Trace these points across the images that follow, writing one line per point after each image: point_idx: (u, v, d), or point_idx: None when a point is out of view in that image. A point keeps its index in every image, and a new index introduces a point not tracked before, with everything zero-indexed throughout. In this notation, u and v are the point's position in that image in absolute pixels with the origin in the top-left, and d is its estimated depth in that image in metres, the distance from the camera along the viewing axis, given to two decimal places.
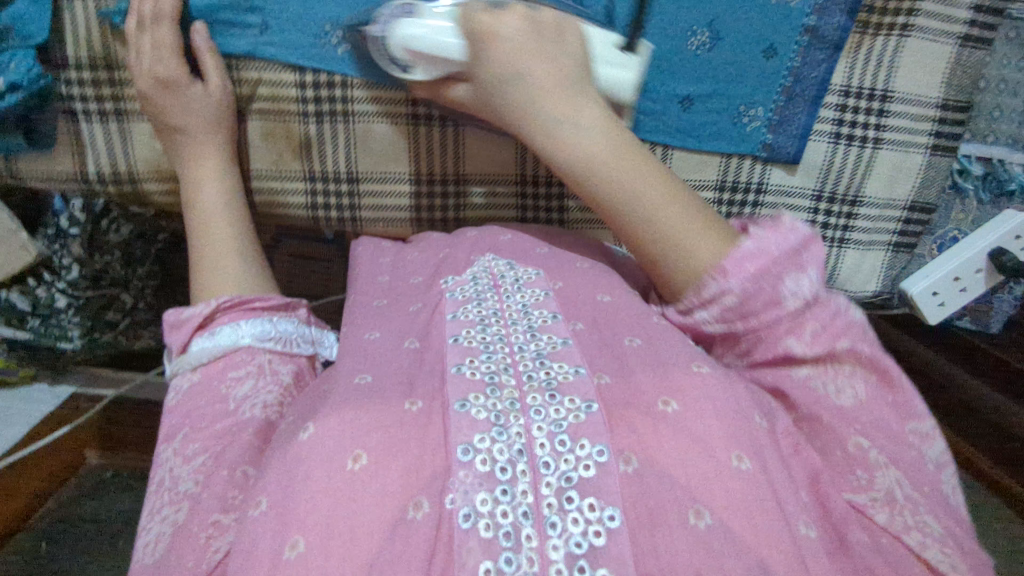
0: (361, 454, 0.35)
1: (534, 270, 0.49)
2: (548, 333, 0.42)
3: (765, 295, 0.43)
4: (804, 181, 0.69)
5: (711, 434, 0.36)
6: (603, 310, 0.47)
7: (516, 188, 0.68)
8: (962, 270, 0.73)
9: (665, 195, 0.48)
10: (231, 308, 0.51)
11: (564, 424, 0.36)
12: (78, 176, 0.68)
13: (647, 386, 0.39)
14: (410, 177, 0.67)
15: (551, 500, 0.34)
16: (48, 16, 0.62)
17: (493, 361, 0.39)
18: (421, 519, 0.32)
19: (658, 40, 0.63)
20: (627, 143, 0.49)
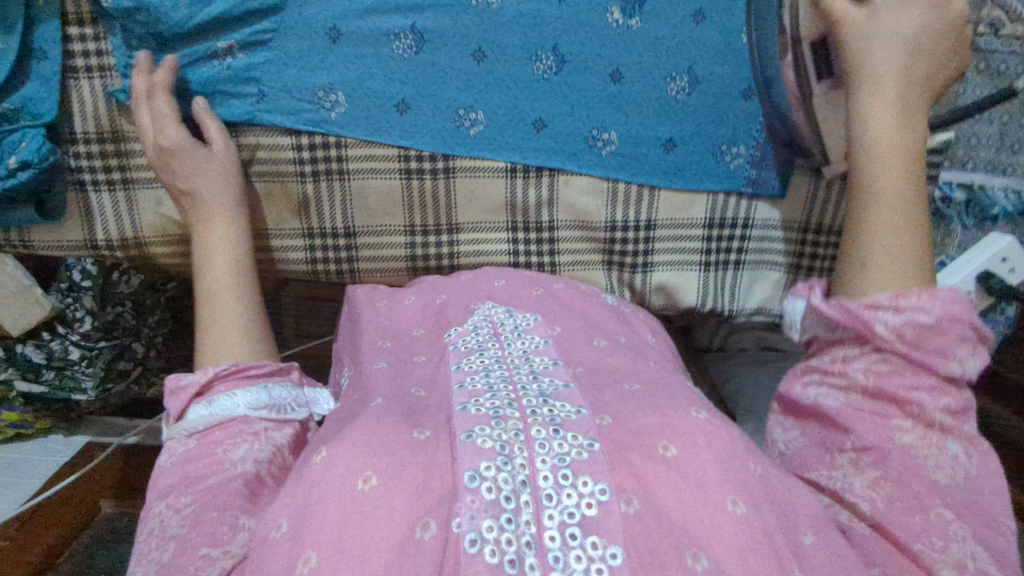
0: (371, 475, 0.36)
1: (533, 317, 0.51)
2: (549, 376, 0.43)
3: (951, 335, 0.43)
4: (790, 217, 0.71)
5: (710, 478, 0.36)
6: (598, 354, 0.49)
7: (509, 233, 0.71)
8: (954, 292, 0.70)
9: (900, 226, 0.48)
10: (227, 376, 0.53)
11: (566, 459, 0.37)
12: (88, 244, 0.71)
13: (647, 422, 0.40)
14: (406, 228, 0.70)
15: (554, 533, 0.34)
16: (57, 94, 0.66)
17: (497, 397, 0.40)
18: (428, 539, 0.34)
19: (639, 87, 0.66)
20: (903, 164, 0.49)
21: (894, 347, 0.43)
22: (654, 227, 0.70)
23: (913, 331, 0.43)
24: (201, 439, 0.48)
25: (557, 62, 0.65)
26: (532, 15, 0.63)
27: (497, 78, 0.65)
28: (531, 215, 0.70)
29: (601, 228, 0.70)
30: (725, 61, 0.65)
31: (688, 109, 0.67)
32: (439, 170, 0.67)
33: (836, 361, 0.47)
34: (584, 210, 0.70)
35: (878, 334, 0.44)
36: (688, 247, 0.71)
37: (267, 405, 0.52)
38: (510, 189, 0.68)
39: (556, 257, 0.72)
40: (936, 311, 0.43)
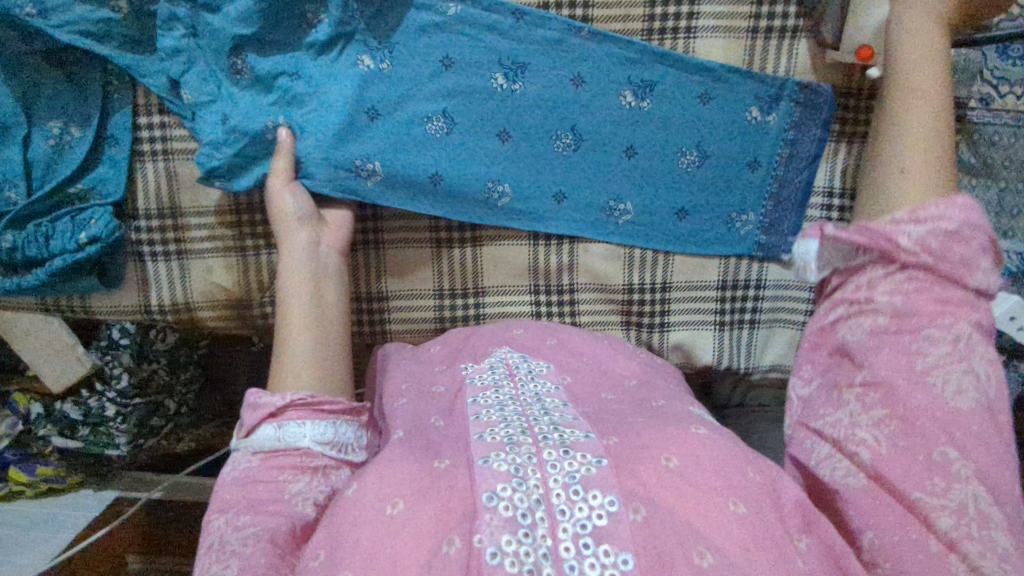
0: (399, 501, 0.39)
1: (545, 364, 0.55)
2: (560, 411, 0.47)
3: (971, 246, 0.48)
4: (801, 276, 0.74)
5: (711, 482, 0.40)
6: (607, 401, 0.52)
7: (531, 294, 0.75)
8: None
9: (926, 146, 0.54)
10: (303, 406, 0.51)
11: (576, 476, 0.39)
12: (143, 309, 0.77)
13: (652, 444, 0.43)
14: (434, 292, 0.75)
15: (568, 544, 0.37)
16: (124, 176, 0.72)
17: (511, 427, 0.44)
18: (452, 554, 0.36)
19: (653, 162, 0.71)
20: (937, 102, 0.55)
21: (919, 260, 0.49)
22: (670, 289, 0.74)
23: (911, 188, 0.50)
24: (263, 465, 0.49)
25: (576, 141, 0.70)
26: (552, 100, 0.69)
27: (521, 156, 0.70)
28: (552, 279, 0.75)
29: (618, 290, 0.74)
30: (729, 139, 0.70)
31: (697, 181, 0.72)
32: (467, 238, 0.73)
33: (863, 290, 0.51)
34: (602, 273, 0.74)
35: (905, 249, 0.49)
36: (701, 307, 0.75)
37: (329, 443, 0.51)
38: (533, 254, 0.74)
39: (576, 315, 0.76)
40: (955, 219, 0.48)
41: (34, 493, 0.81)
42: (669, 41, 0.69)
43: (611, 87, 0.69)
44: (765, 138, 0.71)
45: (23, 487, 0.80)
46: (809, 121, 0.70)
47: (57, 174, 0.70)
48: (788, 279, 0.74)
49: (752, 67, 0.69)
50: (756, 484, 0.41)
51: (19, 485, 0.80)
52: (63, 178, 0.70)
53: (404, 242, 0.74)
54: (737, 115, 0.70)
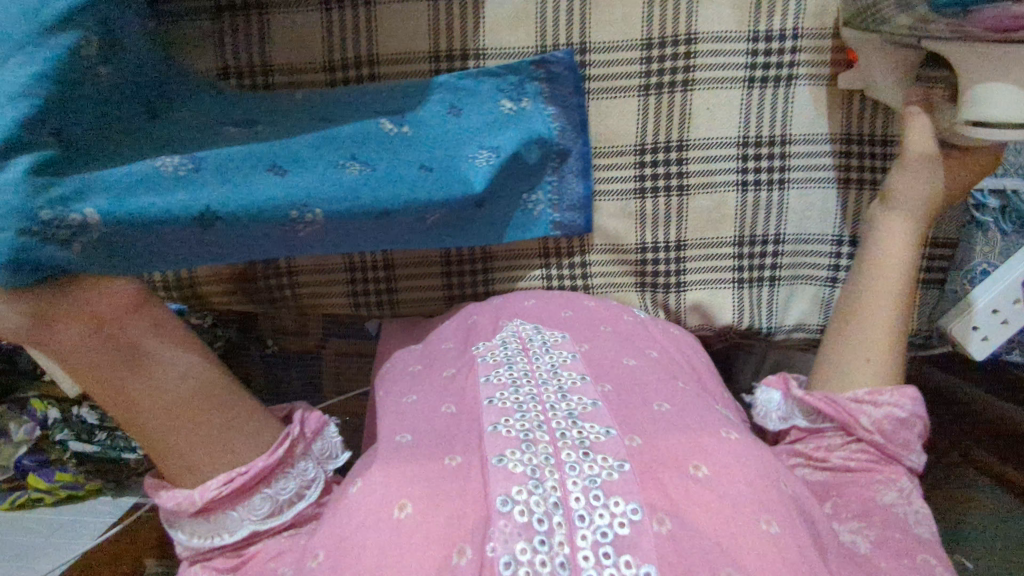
0: (407, 502, 0.38)
1: (561, 333, 0.53)
2: (578, 395, 0.45)
3: (914, 432, 0.55)
4: (821, 230, 0.70)
5: (742, 497, 0.39)
6: (627, 371, 0.50)
7: (541, 259, 0.71)
8: (999, 301, 0.66)
9: (877, 328, 0.58)
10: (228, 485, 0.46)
11: (598, 480, 0.38)
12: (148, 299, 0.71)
13: (677, 448, 0.42)
14: (441, 259, 0.72)
15: (587, 553, 0.36)
16: None
17: (527, 420, 0.42)
18: (464, 565, 0.35)
19: (446, 159, 0.59)
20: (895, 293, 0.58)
21: (874, 439, 0.54)
22: (685, 246, 0.70)
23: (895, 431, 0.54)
24: (218, 554, 0.48)
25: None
26: (325, 136, 0.55)
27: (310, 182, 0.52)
28: (562, 241, 0.71)
29: (631, 249, 0.70)
30: (735, 85, 0.65)
31: (708, 128, 0.67)
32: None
33: (819, 448, 0.57)
34: (613, 233, 0.70)
35: (865, 428, 0.54)
36: (719, 265, 0.71)
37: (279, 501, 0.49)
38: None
39: (589, 280, 0.72)
40: (906, 408, 0.54)
41: (54, 501, 0.76)
42: None
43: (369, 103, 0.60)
44: (773, 80, 0.65)
45: (43, 493, 0.76)
46: (558, 93, 0.64)
47: None
48: (808, 232, 0.70)
49: (760, 9, 0.63)
50: (788, 499, 0.41)
51: (38, 492, 0.76)
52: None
53: None
54: (746, 54, 0.64)
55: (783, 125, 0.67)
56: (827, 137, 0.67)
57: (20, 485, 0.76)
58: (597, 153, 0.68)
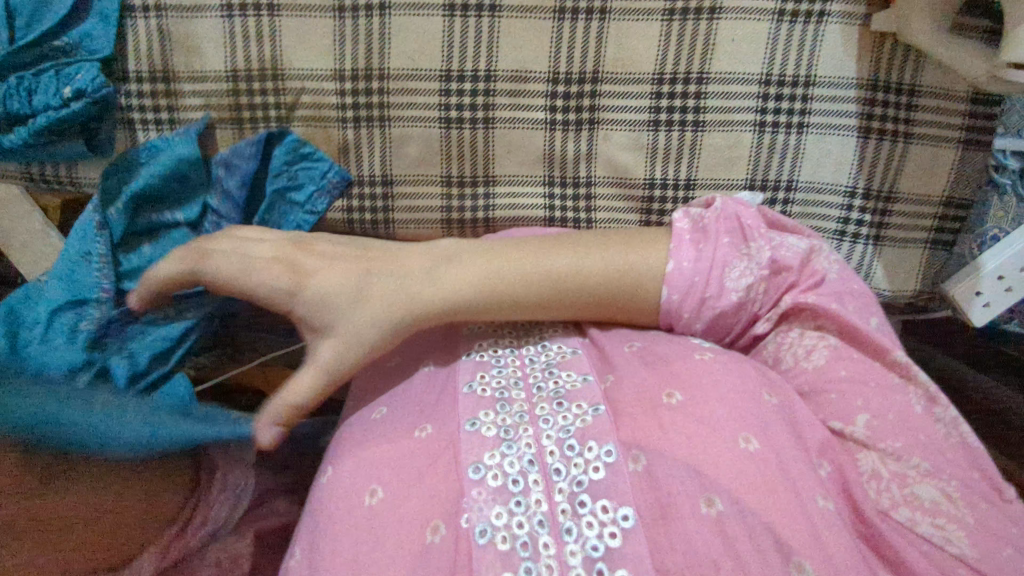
0: (377, 488, 0.39)
1: None
2: (558, 347, 0.47)
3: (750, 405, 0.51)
4: (836, 177, 0.66)
5: (718, 417, 0.39)
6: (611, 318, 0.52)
7: (546, 187, 0.67)
8: (1008, 267, 0.65)
9: (566, 256, 0.50)
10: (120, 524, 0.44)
11: (571, 430, 0.40)
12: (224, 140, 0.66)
13: (653, 381, 0.42)
14: (441, 178, 0.67)
15: (565, 506, 0.38)
16: (114, 29, 0.62)
17: (503, 377, 0.44)
18: (438, 542, 0.36)
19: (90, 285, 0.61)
20: (495, 254, 0.51)
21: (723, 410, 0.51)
22: (695, 185, 0.66)
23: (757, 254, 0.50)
24: None
25: (596, 7, 0.62)
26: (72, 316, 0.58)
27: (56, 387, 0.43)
28: (567, 169, 0.67)
29: (639, 185, 0.67)
30: (763, 18, 0.62)
31: (730, 61, 0.63)
32: (479, 119, 0.64)
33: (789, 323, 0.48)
34: (622, 165, 0.66)
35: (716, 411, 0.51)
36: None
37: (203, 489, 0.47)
38: (549, 141, 0.65)
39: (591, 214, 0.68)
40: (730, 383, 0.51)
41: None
42: None
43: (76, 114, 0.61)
44: (803, 16, 0.62)
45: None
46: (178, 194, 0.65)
47: (40, 26, 0.61)
48: (823, 180, 0.66)
49: None
50: (777, 423, 0.40)
51: None
52: (44, 33, 0.60)
53: (411, 119, 0.64)
54: None
55: (807, 65, 0.63)
56: (851, 80, 0.63)
57: None
58: (612, 77, 0.64)
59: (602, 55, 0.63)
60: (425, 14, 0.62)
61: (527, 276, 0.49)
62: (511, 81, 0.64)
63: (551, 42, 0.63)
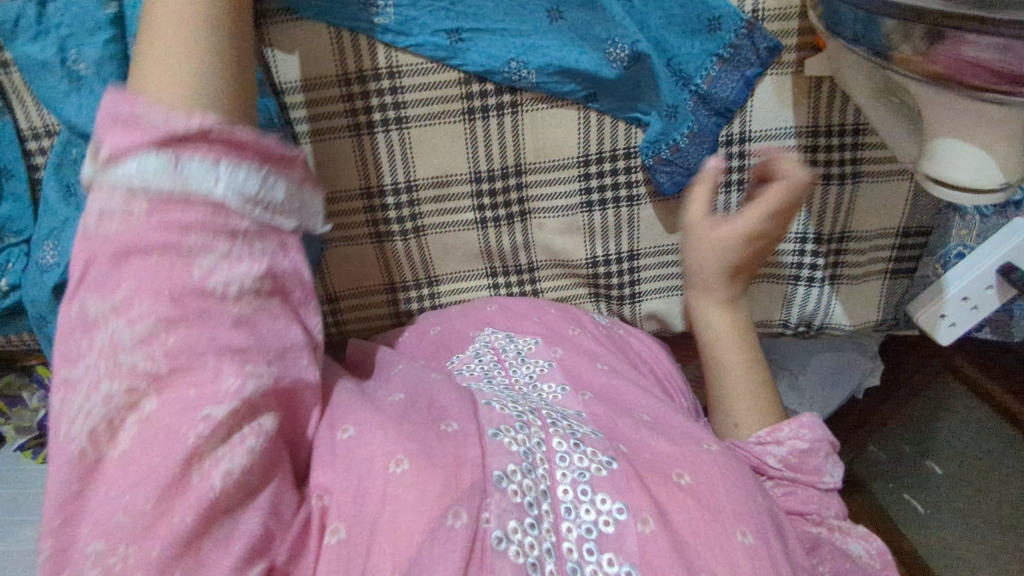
0: (403, 458, 0.35)
1: (535, 338, 0.51)
2: (547, 382, 0.47)
3: (791, 469, 0.52)
4: None
5: (721, 504, 0.38)
6: (612, 383, 0.48)
7: (488, 277, 0.69)
8: (970, 289, 0.68)
9: (740, 372, 0.61)
10: (157, 145, 0.32)
11: (586, 474, 0.38)
12: (366, 192, 0.63)
13: (663, 453, 0.41)
14: (385, 286, 0.68)
15: (572, 546, 0.36)
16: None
17: (519, 404, 0.42)
18: (459, 528, 0.33)
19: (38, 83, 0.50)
20: (749, 350, 0.62)
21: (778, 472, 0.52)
22: (638, 255, 0.67)
23: (798, 462, 0.53)
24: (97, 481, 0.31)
25: (505, 102, 0.59)
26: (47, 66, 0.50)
27: (481, 23, 0.56)
28: (508, 259, 0.68)
29: (582, 265, 0.68)
30: None
31: None
32: (409, 231, 0.65)
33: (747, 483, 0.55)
34: (562, 249, 0.67)
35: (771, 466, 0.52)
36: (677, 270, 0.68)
37: (211, 183, 0.33)
38: (483, 238, 0.66)
39: (537, 284, 0.69)
40: (805, 439, 0.53)
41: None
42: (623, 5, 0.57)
43: (75, 7, 0.49)
44: None
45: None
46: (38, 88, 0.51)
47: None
48: None
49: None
50: (762, 512, 0.39)
51: None
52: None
53: (349, 240, 0.65)
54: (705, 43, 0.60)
55: (744, 116, 0.63)
56: (790, 129, 0.64)
57: None
58: (535, 168, 0.63)
59: (522, 147, 0.62)
60: (334, 137, 0.60)
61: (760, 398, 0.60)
62: (433, 186, 0.63)
63: (465, 144, 0.61)
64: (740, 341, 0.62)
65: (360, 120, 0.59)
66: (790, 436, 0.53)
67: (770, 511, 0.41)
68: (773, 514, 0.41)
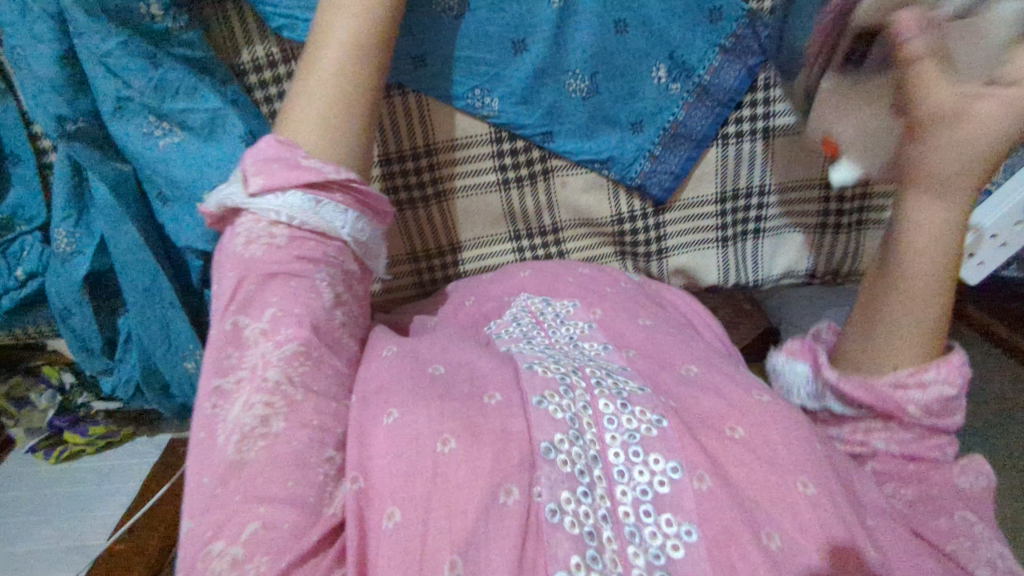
0: (450, 438, 0.35)
1: (572, 302, 0.51)
2: (589, 341, 0.46)
3: (934, 414, 0.46)
4: (809, 174, 0.66)
5: (780, 458, 0.38)
6: (654, 341, 0.47)
7: (513, 241, 0.68)
8: (999, 225, 0.65)
9: (921, 301, 0.46)
10: (303, 188, 0.42)
11: (636, 435, 0.38)
12: (384, 160, 0.62)
13: (712, 410, 0.40)
14: (409, 256, 0.68)
15: (628, 510, 0.37)
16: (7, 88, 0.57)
17: (560, 364, 0.42)
18: (513, 504, 0.34)
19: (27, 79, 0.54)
20: (939, 276, 0.46)
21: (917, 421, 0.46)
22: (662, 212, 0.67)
23: (939, 409, 0.46)
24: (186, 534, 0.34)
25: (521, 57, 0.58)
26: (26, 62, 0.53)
27: (446, 49, 0.57)
28: (533, 221, 0.67)
29: (607, 223, 0.67)
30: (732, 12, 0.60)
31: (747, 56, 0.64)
32: (431, 196, 0.65)
33: (856, 432, 0.49)
34: (587, 209, 0.66)
35: (909, 415, 0.46)
36: (703, 226, 0.68)
37: (339, 223, 0.43)
38: (507, 200, 0.65)
39: (562, 246, 0.69)
40: (955, 384, 0.45)
41: (96, 450, 0.76)
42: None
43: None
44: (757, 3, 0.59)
45: (82, 446, 0.75)
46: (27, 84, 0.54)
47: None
48: (796, 180, 0.66)
49: None
50: (823, 456, 0.39)
51: (75, 445, 0.75)
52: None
53: None
54: None
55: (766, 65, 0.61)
56: None
57: (59, 441, 0.75)
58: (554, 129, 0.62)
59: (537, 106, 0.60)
60: None
61: (914, 324, 0.46)
62: (454, 151, 0.62)
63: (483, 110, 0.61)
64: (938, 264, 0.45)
65: None
66: (936, 379, 0.45)
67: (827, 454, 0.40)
68: (830, 457, 0.41)
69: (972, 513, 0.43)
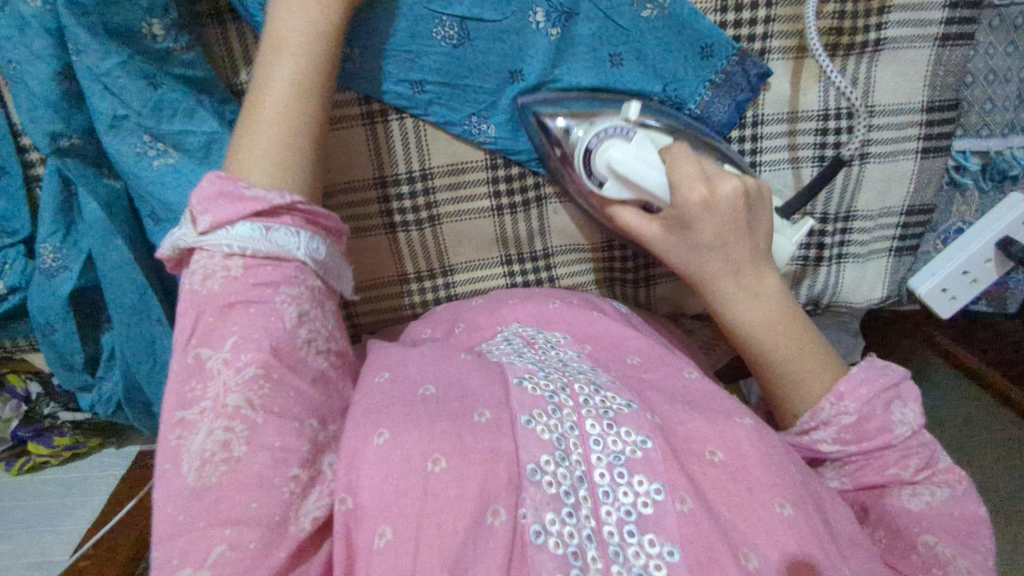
0: (440, 457, 0.36)
1: (563, 334, 0.51)
2: (578, 362, 0.47)
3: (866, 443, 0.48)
4: None
5: (758, 481, 0.38)
6: (638, 369, 0.48)
7: (504, 265, 0.69)
8: (970, 264, 0.67)
9: (793, 348, 0.50)
10: (249, 217, 0.41)
11: (622, 457, 0.39)
12: (378, 181, 0.63)
13: (695, 433, 0.41)
14: (399, 276, 0.69)
15: (613, 530, 0.37)
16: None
17: (550, 381, 0.42)
18: (500, 525, 0.35)
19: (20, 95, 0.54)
20: (788, 323, 0.51)
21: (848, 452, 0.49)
22: None
23: (858, 435, 0.48)
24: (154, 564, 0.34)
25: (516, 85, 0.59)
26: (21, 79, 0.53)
27: (442, 76, 0.58)
28: (523, 246, 0.68)
29: (595, 250, 0.68)
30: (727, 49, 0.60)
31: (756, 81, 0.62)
32: (424, 219, 0.66)
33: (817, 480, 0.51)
34: (576, 235, 0.67)
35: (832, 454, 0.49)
36: None
37: (292, 247, 0.42)
38: (498, 225, 0.66)
39: (551, 271, 0.70)
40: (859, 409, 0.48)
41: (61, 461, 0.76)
42: (615, 30, 0.58)
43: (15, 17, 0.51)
44: (745, 40, 0.60)
45: (47, 457, 0.74)
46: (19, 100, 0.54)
47: None
48: None
49: None
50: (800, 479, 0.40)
51: (42, 456, 0.74)
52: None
53: (363, 232, 0.66)
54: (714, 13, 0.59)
55: (754, 101, 0.63)
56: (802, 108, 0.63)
57: (23, 451, 0.74)
58: None
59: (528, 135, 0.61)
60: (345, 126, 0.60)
61: (799, 375, 0.50)
62: (449, 175, 0.64)
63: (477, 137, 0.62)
64: (781, 316, 0.51)
65: (374, 110, 0.60)
66: (836, 413, 0.48)
67: (806, 478, 0.41)
68: (808, 481, 0.42)
69: (944, 542, 0.44)
